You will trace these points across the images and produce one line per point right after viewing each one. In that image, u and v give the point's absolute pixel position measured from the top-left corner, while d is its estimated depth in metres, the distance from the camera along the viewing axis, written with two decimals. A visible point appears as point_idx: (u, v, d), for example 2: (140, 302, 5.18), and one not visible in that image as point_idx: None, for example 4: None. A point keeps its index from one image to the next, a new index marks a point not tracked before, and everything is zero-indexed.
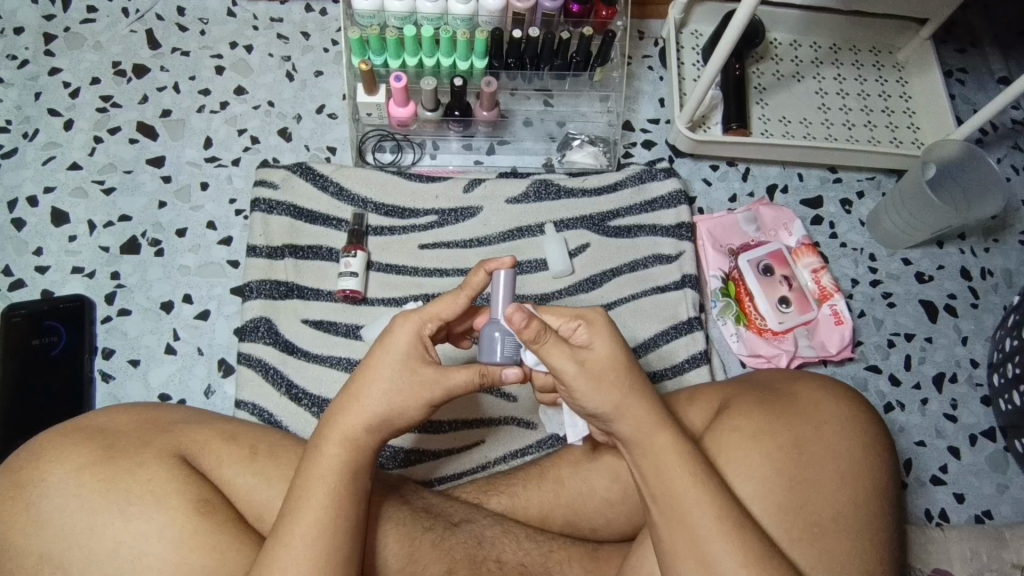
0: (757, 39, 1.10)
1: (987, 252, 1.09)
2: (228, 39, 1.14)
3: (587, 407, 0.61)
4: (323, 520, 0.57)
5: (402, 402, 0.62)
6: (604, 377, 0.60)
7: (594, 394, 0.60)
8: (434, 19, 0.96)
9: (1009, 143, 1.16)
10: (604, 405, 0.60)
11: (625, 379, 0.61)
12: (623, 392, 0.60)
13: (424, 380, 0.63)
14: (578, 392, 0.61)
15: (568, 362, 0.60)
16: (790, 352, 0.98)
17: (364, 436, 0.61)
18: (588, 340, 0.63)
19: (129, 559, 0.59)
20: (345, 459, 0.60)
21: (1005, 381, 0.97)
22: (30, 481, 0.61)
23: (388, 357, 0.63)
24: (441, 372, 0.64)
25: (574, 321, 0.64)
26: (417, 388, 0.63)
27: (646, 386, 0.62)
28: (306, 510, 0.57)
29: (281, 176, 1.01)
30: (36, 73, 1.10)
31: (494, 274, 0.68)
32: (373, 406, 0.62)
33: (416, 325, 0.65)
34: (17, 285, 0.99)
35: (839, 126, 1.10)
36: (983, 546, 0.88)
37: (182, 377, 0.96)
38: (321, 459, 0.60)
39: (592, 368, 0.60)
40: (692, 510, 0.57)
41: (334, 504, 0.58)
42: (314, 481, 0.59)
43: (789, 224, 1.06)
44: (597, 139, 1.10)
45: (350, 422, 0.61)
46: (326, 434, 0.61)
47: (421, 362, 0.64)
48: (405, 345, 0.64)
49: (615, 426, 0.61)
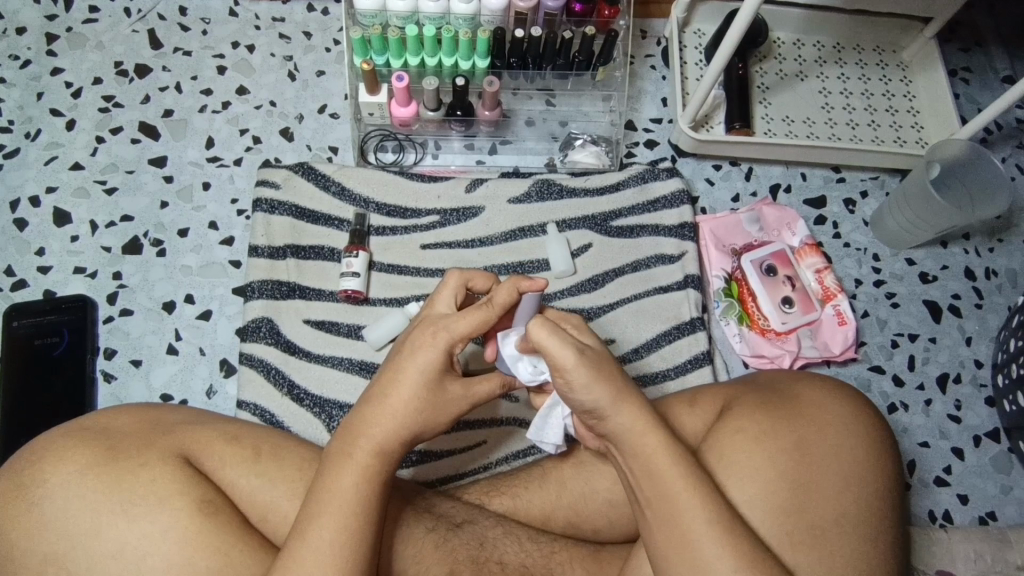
0: (760, 38, 1.09)
1: (991, 252, 1.09)
2: (229, 39, 1.14)
3: (583, 401, 0.60)
4: (351, 526, 0.57)
5: (431, 416, 0.63)
6: (599, 372, 0.60)
7: (589, 385, 0.59)
8: (436, 18, 0.97)
9: (1013, 142, 1.16)
10: (602, 399, 0.59)
11: (614, 376, 0.61)
12: (620, 387, 0.60)
13: (452, 397, 0.64)
14: (577, 384, 0.59)
15: (570, 351, 0.59)
16: (793, 352, 0.98)
17: (395, 445, 0.61)
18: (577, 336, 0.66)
19: (133, 560, 0.59)
20: (374, 468, 0.60)
21: (1009, 382, 0.96)
22: (32, 481, 0.61)
23: (417, 373, 0.62)
24: (466, 390, 0.66)
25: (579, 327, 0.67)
26: (448, 403, 0.64)
27: (631, 387, 0.61)
28: (334, 516, 0.57)
29: (282, 177, 1.01)
30: (38, 73, 1.10)
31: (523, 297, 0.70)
32: (401, 415, 0.61)
33: (446, 343, 0.63)
34: (20, 285, 0.99)
35: (843, 125, 1.10)
36: (987, 548, 0.87)
37: (183, 378, 0.96)
38: (350, 466, 0.59)
39: (589, 360, 0.60)
40: (685, 513, 0.57)
41: (363, 510, 0.58)
42: (343, 488, 0.58)
43: (793, 224, 1.05)
44: (599, 139, 1.10)
45: (382, 430, 0.61)
46: (353, 440, 0.60)
47: (449, 380, 0.64)
48: (437, 359, 0.63)
49: (610, 423, 0.60)
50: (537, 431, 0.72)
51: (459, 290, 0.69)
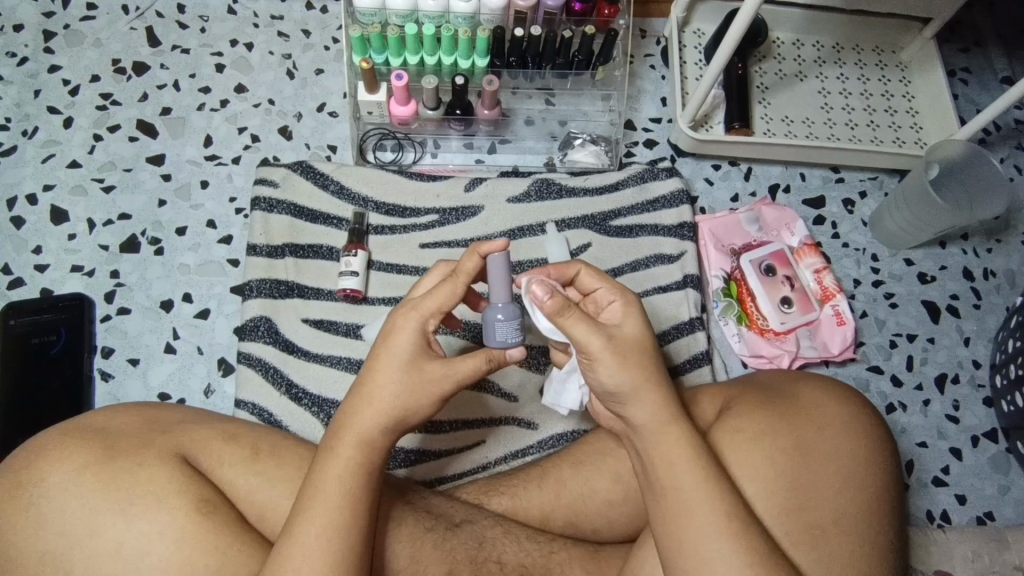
0: (760, 38, 1.09)
1: (989, 253, 1.09)
2: (228, 37, 1.13)
3: (607, 383, 0.61)
4: (338, 521, 0.57)
5: (413, 400, 0.62)
6: (627, 356, 0.61)
7: (616, 369, 0.60)
8: (435, 17, 0.96)
9: (1012, 143, 1.16)
10: (626, 383, 0.60)
11: (647, 359, 0.62)
12: (647, 371, 0.61)
13: (432, 378, 0.63)
14: (599, 367, 0.61)
15: (597, 338, 0.61)
16: (792, 352, 0.98)
17: (379, 438, 0.61)
18: (621, 316, 0.65)
19: (131, 560, 0.58)
20: (359, 461, 0.59)
21: (1007, 383, 0.96)
22: (29, 480, 0.61)
23: (392, 355, 0.63)
24: (447, 367, 0.64)
25: (613, 293, 0.67)
26: (428, 384, 0.62)
27: (660, 372, 0.62)
28: (321, 512, 0.57)
29: (281, 175, 1.01)
30: (35, 71, 1.09)
31: (489, 259, 0.68)
32: (381, 405, 0.61)
33: (417, 322, 0.64)
34: (16, 284, 0.99)
35: (842, 126, 1.10)
36: (985, 548, 0.87)
37: (181, 376, 0.96)
38: (338, 461, 0.59)
39: (620, 345, 0.61)
40: (695, 508, 0.57)
41: (348, 504, 0.58)
42: (330, 484, 0.58)
43: (792, 224, 1.05)
44: (598, 138, 1.09)
45: (365, 423, 0.61)
46: (340, 435, 0.60)
47: (427, 359, 0.63)
48: (410, 341, 0.63)
49: (629, 410, 0.61)
50: (556, 396, 0.74)
51: (442, 277, 0.69)
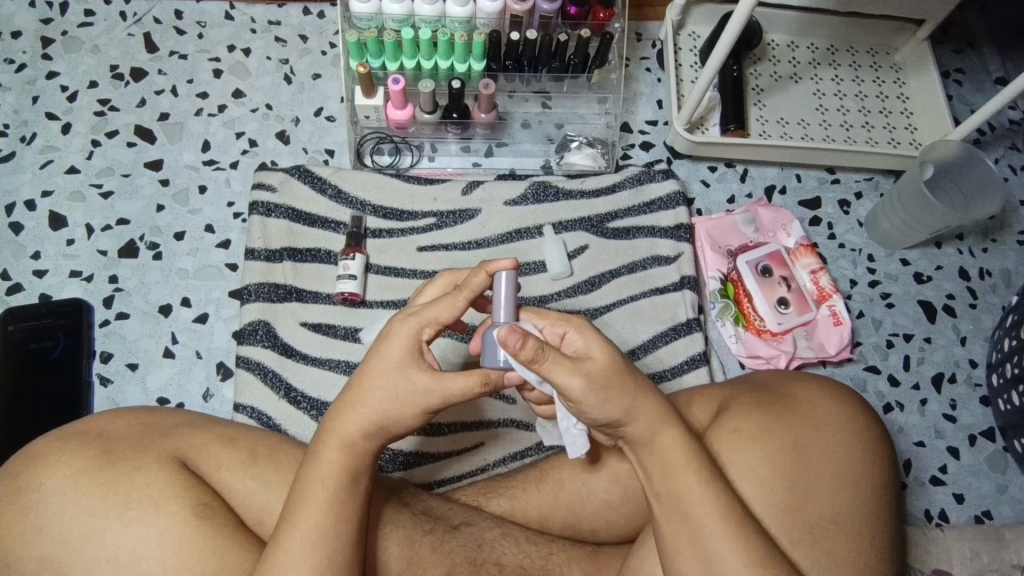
0: (755, 41, 1.10)
1: (985, 253, 1.10)
2: (225, 42, 1.14)
3: (598, 418, 0.59)
4: (324, 525, 0.57)
5: (398, 410, 0.61)
6: (611, 388, 0.58)
7: (603, 404, 0.58)
8: (431, 21, 0.97)
9: (1006, 143, 1.16)
10: (615, 413, 0.58)
11: (630, 380, 0.59)
12: (632, 395, 0.59)
13: (418, 389, 0.61)
14: (587, 408, 0.58)
15: (575, 378, 0.57)
16: (789, 353, 0.98)
17: (363, 441, 0.61)
18: (584, 347, 0.60)
19: (128, 564, 0.59)
20: (344, 463, 0.60)
21: (1004, 381, 0.96)
22: (26, 486, 0.61)
23: (383, 360, 0.62)
24: (436, 380, 0.61)
25: (563, 324, 0.62)
26: (413, 397, 0.61)
27: (649, 385, 0.61)
28: (305, 517, 0.57)
29: (278, 179, 1.01)
30: (33, 77, 1.10)
31: (498, 277, 0.64)
32: (370, 412, 0.61)
33: (414, 328, 0.63)
34: (15, 289, 0.99)
35: (837, 127, 1.11)
36: (982, 547, 0.87)
37: (180, 381, 0.96)
38: (321, 464, 0.59)
39: (598, 378, 0.58)
40: (696, 509, 0.57)
41: (334, 507, 0.58)
42: (314, 487, 0.58)
43: (788, 225, 1.06)
44: (595, 140, 1.10)
45: (348, 424, 0.61)
46: (323, 439, 0.61)
47: (415, 369, 0.61)
48: (402, 347, 0.62)
49: (625, 429, 0.60)
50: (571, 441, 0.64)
51: (447, 287, 0.68)
